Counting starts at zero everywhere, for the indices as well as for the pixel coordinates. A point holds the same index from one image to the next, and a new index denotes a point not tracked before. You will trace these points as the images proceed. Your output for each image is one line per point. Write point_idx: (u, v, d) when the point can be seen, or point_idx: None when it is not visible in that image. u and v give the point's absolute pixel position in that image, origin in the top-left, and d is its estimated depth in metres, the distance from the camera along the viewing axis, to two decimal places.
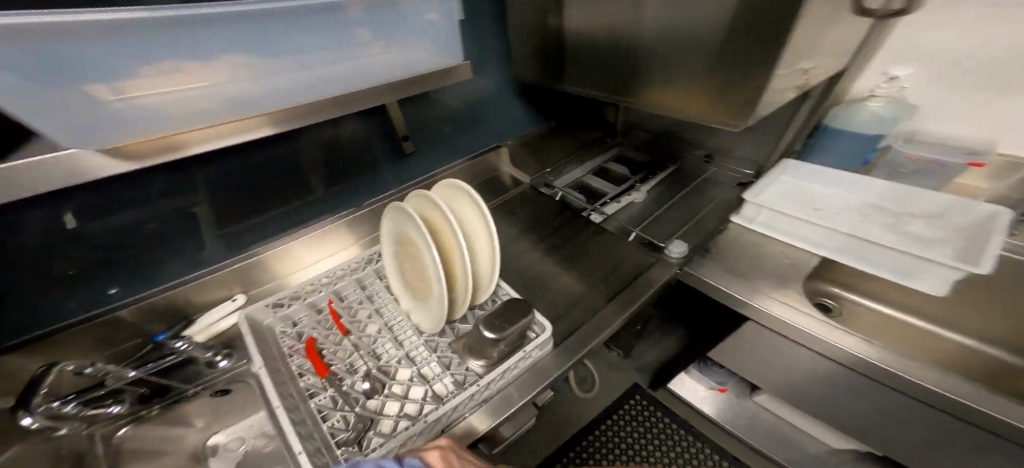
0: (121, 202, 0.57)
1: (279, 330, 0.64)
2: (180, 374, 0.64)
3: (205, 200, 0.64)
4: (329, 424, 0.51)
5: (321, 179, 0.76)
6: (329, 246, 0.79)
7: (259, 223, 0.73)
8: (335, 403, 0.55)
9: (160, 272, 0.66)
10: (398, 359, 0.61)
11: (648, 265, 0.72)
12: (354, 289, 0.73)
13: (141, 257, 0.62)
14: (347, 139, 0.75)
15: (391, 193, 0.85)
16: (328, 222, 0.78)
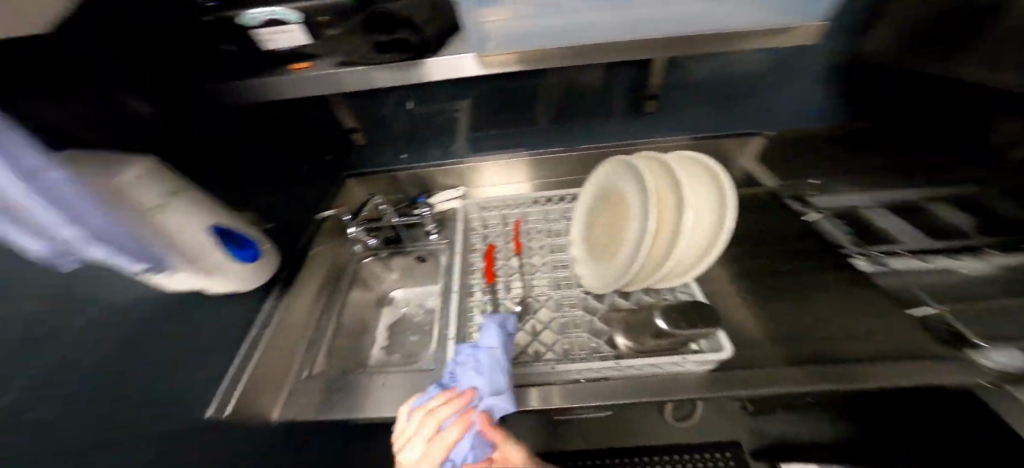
0: (431, 94, 0.84)
1: (476, 228, 0.85)
2: (410, 233, 0.92)
3: (471, 107, 0.86)
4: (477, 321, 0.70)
5: (554, 116, 0.86)
6: (529, 175, 0.93)
7: (494, 137, 0.92)
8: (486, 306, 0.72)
9: (430, 151, 0.94)
10: (549, 299, 0.71)
11: (890, 357, 0.53)
12: (539, 217, 0.85)
13: (427, 136, 0.91)
14: (591, 85, 0.80)
15: (604, 145, 0.89)
16: (537, 155, 0.90)
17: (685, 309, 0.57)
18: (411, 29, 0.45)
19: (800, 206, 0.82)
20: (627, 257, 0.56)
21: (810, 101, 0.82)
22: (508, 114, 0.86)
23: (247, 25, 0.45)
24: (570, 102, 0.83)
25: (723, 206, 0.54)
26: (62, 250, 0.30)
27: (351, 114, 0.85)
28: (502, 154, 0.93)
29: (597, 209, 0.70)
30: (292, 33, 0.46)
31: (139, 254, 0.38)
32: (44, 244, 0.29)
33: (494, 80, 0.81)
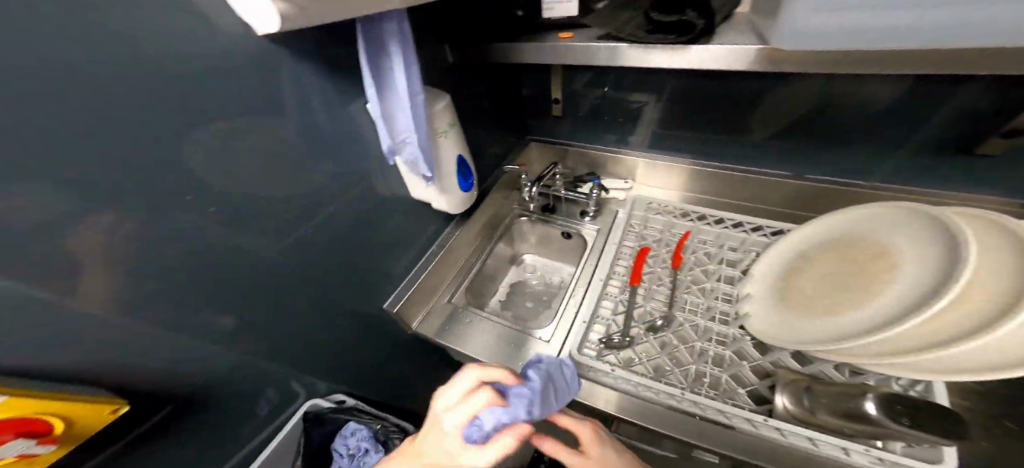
0: (631, 84, 0.82)
1: (634, 227, 0.82)
2: (567, 208, 0.97)
3: (669, 103, 0.81)
4: (610, 318, 0.69)
5: (771, 131, 0.73)
6: (710, 187, 0.85)
7: (681, 138, 0.84)
8: (622, 306, 0.70)
9: (608, 136, 0.94)
10: (693, 325, 0.64)
11: None
12: (712, 237, 0.74)
13: (612, 122, 0.91)
14: (842, 100, 0.64)
15: (825, 179, 0.74)
16: (726, 170, 0.82)
17: (913, 403, 0.44)
18: (698, 11, 0.44)
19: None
20: (889, 315, 0.44)
21: None
22: (719, 119, 0.77)
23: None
24: (811, 119, 0.69)
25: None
26: (393, 148, 0.48)
27: (561, 87, 0.90)
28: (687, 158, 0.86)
29: (816, 263, 0.60)
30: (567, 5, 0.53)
31: (429, 166, 0.50)
32: (390, 141, 0.47)
33: (717, 78, 0.72)
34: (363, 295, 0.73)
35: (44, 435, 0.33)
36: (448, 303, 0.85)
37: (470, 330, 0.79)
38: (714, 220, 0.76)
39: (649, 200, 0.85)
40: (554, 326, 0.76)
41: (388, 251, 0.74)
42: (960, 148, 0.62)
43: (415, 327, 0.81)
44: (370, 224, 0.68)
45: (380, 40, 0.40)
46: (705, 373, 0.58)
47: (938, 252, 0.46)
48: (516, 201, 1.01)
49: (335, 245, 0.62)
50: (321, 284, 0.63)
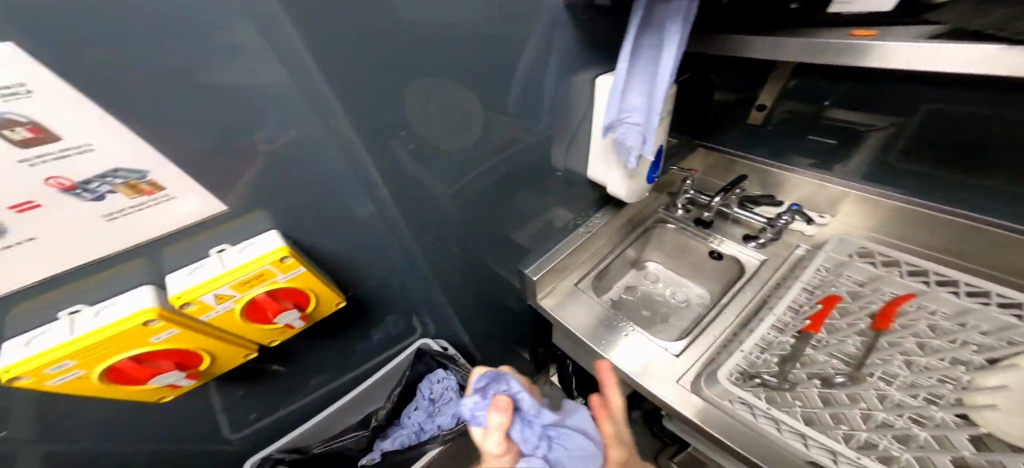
0: (847, 100, 0.68)
1: (824, 269, 0.68)
2: (720, 225, 0.88)
3: (905, 130, 0.65)
4: (767, 356, 0.59)
5: None
6: (941, 240, 0.68)
7: (909, 174, 0.69)
8: (784, 345, 0.59)
9: (794, 154, 0.82)
10: (878, 393, 0.51)
11: None
12: (945, 311, 0.58)
13: (807, 140, 0.78)
14: None
15: None
16: (981, 223, 0.64)
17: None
18: None
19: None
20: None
21: None
22: (977, 159, 0.60)
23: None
24: None
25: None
26: (614, 123, 0.50)
27: (773, 93, 0.76)
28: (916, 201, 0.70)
29: None
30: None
31: (643, 147, 0.49)
32: (613, 116, 0.49)
33: (997, 108, 0.55)
34: (498, 256, 0.78)
35: (303, 309, 0.49)
36: (574, 287, 0.85)
37: (591, 319, 0.78)
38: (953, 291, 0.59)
39: (859, 246, 0.70)
40: (686, 343, 0.70)
41: (534, 223, 0.78)
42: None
43: (541, 300, 0.83)
44: (530, 196, 0.72)
45: (659, 17, 0.40)
46: (881, 445, 0.46)
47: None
48: (663, 205, 0.94)
49: (499, 205, 0.68)
50: (476, 237, 0.70)
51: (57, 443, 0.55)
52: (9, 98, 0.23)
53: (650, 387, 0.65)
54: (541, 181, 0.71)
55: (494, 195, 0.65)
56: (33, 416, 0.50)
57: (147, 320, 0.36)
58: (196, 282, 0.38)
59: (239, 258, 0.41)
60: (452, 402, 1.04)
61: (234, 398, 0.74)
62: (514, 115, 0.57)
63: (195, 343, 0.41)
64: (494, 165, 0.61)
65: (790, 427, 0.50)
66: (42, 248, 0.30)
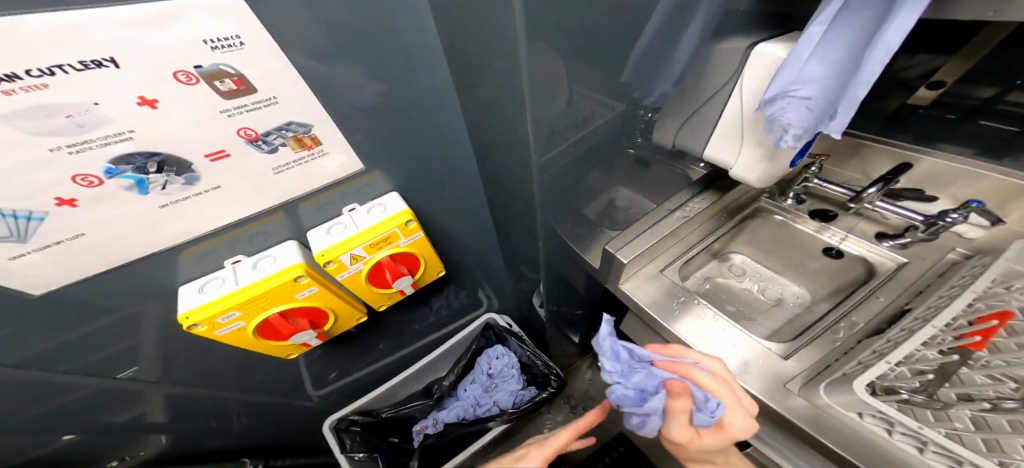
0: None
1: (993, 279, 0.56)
2: (840, 219, 0.78)
3: None
4: (905, 369, 0.50)
5: None
6: None
7: None
8: (931, 359, 0.49)
9: (950, 143, 0.69)
10: None
11: None
12: None
13: (973, 127, 0.66)
14: None
15: None
16: None
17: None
18: None
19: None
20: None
21: None
22: None
23: None
24: None
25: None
26: (781, 96, 0.42)
27: (953, 71, 0.63)
28: None
29: None
30: None
31: (806, 126, 0.43)
32: (776, 87, 0.42)
33: None
34: (583, 241, 0.73)
35: (415, 275, 0.51)
36: (661, 275, 0.78)
37: (678, 307, 0.72)
38: None
39: None
40: (795, 347, 0.62)
41: (625, 205, 0.73)
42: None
43: (622, 285, 0.77)
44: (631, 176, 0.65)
45: None
46: None
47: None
48: (767, 192, 0.86)
49: (598, 187, 0.63)
50: (569, 220, 0.65)
51: (174, 385, 0.61)
52: (228, 48, 0.30)
53: (753, 389, 0.59)
54: (644, 158, 0.64)
55: (595, 176, 0.60)
56: (158, 359, 0.55)
57: (296, 275, 0.46)
58: (333, 240, 0.42)
59: (370, 221, 0.43)
60: (510, 379, 1.04)
61: (317, 355, 0.77)
62: (640, 84, 0.49)
63: (326, 302, 0.51)
64: (605, 143, 0.54)
65: (940, 451, 0.43)
66: (222, 195, 0.40)
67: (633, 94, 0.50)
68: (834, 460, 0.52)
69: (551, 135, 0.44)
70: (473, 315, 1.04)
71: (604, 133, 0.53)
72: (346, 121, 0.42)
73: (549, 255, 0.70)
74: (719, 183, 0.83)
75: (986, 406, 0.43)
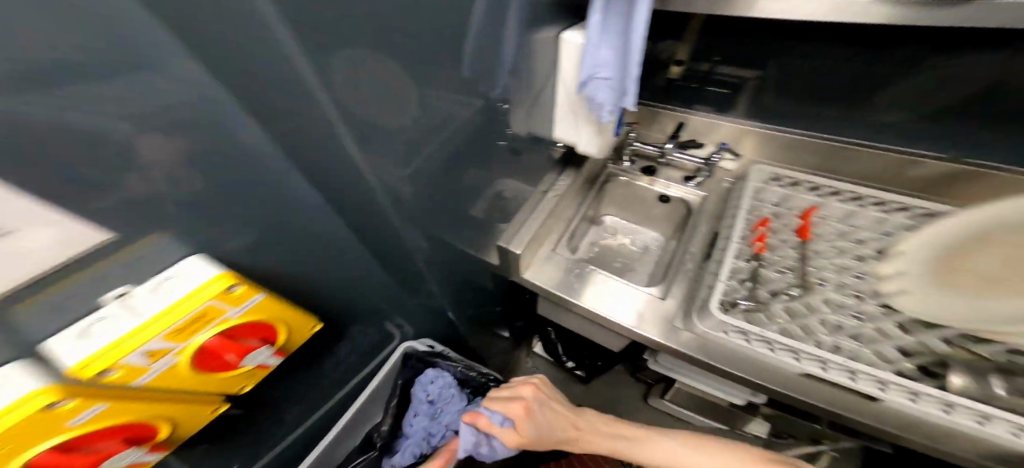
0: (739, 48, 0.82)
1: (758, 199, 0.80)
2: (661, 172, 0.96)
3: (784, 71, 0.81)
4: (735, 284, 0.68)
5: (895, 116, 0.77)
6: (840, 161, 0.83)
7: (797, 112, 0.85)
8: (745, 270, 0.70)
9: (711, 102, 0.93)
10: (823, 298, 0.64)
11: None
12: (855, 221, 0.72)
13: (720, 88, 0.90)
14: (988, 82, 0.66)
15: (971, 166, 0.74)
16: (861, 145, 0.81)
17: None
18: None
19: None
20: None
21: None
22: (840, 91, 0.78)
23: None
24: (947, 101, 0.71)
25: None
26: (591, 80, 0.49)
27: (687, 48, 0.87)
28: (808, 130, 0.86)
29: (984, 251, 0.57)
30: None
31: (614, 102, 0.50)
32: (584, 73, 0.48)
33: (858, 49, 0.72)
34: (478, 243, 0.73)
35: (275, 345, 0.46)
36: (552, 254, 0.85)
37: (573, 279, 0.80)
38: (863, 203, 0.74)
39: (777, 173, 0.82)
40: (666, 287, 0.77)
41: (508, 200, 0.75)
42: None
43: (525, 275, 0.82)
44: (501, 169, 0.66)
45: None
46: (845, 347, 0.58)
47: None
48: (611, 159, 0.99)
49: (477, 189, 0.63)
50: (457, 228, 0.64)
51: None
52: None
53: (652, 334, 0.71)
54: (513, 153, 0.67)
55: (471, 179, 0.59)
56: None
57: (50, 402, 0.26)
58: (108, 343, 0.30)
59: (160, 303, 0.33)
60: (453, 397, 1.00)
61: None
62: (490, 82, 0.49)
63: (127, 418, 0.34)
64: (471, 144, 0.54)
65: (782, 345, 0.60)
66: None
67: (485, 92, 0.50)
68: (718, 370, 0.68)
69: (414, 146, 0.43)
70: (386, 351, 0.94)
71: (467, 136, 0.51)
72: (92, 195, 0.26)
73: (445, 264, 0.68)
74: (572, 160, 0.92)
75: (784, 296, 0.65)
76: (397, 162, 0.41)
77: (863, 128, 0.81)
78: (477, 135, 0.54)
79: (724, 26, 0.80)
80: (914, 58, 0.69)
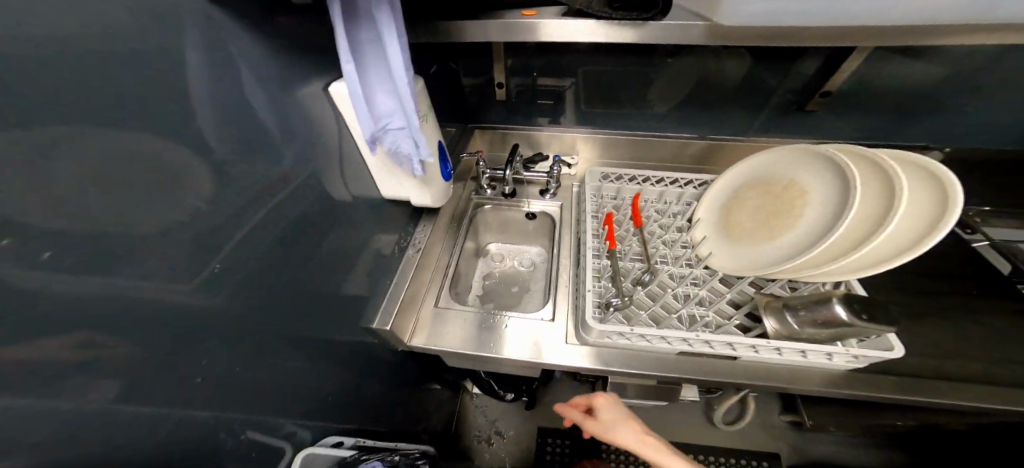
0: (548, 68, 0.90)
1: (599, 198, 0.88)
2: (521, 191, 1.00)
3: (587, 82, 0.92)
4: (599, 285, 0.73)
5: (676, 105, 0.92)
6: (650, 150, 0.99)
7: (611, 114, 0.97)
8: (603, 270, 0.75)
9: (544, 119, 1.02)
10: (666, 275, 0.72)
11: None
12: (672, 199, 0.85)
13: (547, 104, 0.98)
14: (721, 74, 0.84)
15: (736, 138, 0.94)
16: (660, 135, 0.98)
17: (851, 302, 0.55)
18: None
19: (962, 232, 0.80)
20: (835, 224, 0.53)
21: (964, 121, 0.81)
22: (633, 94, 0.92)
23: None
24: (703, 90, 0.88)
25: (947, 205, 0.49)
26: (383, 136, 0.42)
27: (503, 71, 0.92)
28: (621, 130, 1.00)
29: (740, 209, 0.68)
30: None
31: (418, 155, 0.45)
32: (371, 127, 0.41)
33: (629, 55, 0.84)
34: (354, 316, 0.63)
35: None
36: (435, 308, 0.79)
37: (461, 328, 0.76)
38: (676, 182, 0.86)
39: (607, 172, 0.93)
40: (551, 306, 0.77)
41: (374, 259, 0.67)
42: (799, 106, 0.85)
43: (414, 344, 0.74)
44: (344, 244, 0.58)
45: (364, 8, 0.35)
46: (699, 316, 0.65)
47: (870, 183, 0.56)
48: (473, 190, 0.99)
49: (325, 264, 0.54)
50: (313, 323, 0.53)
51: None
52: None
53: (556, 361, 0.69)
54: (356, 212, 0.59)
55: (313, 254, 0.50)
56: None
57: None
58: None
59: None
60: None
61: None
62: (280, 152, 0.41)
63: None
64: (292, 223, 0.45)
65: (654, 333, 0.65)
66: None
67: (279, 166, 0.42)
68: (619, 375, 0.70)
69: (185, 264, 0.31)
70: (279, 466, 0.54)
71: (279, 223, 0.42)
72: None
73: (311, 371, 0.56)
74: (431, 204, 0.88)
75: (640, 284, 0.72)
76: (165, 288, 0.30)
77: (661, 120, 0.96)
78: (295, 212, 0.45)
79: (525, 53, 0.88)
80: (671, 59, 0.84)
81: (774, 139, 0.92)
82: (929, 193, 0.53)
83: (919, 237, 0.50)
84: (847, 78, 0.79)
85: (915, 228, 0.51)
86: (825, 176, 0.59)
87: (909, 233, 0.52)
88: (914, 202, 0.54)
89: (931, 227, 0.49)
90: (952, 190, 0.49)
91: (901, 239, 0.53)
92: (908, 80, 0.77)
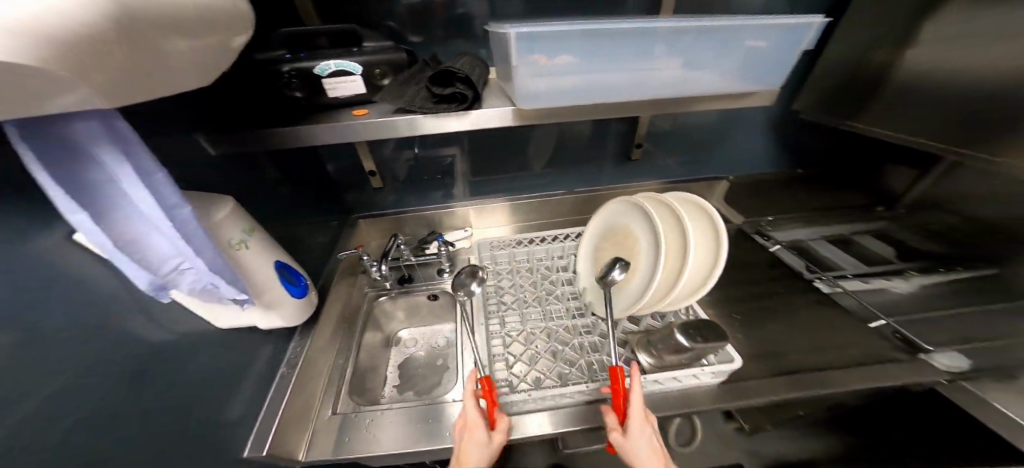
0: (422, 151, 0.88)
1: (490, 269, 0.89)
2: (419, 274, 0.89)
3: (469, 154, 0.92)
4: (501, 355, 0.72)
5: (546, 161, 0.96)
6: (534, 208, 1.03)
7: (490, 180, 0.98)
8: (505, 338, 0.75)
9: (427, 198, 0.97)
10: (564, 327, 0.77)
11: (853, 343, 0.76)
12: (551, 256, 0.91)
13: (425, 179, 0.94)
14: (577, 130, 0.92)
15: (603, 186, 1.03)
16: (542, 194, 1.02)
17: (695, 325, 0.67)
18: (464, 84, 0.51)
19: (764, 240, 1.04)
20: (652, 263, 0.67)
21: (752, 150, 1.05)
22: (507, 160, 0.95)
23: (318, 75, 0.49)
24: (564, 147, 0.94)
25: (721, 251, 0.67)
26: (163, 282, 0.32)
27: (369, 159, 0.85)
28: (506, 195, 1.01)
29: (602, 255, 0.79)
30: (356, 84, 0.51)
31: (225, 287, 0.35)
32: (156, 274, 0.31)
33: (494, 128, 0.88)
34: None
35: None
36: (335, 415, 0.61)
37: (376, 431, 0.59)
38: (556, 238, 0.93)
39: (491, 240, 0.93)
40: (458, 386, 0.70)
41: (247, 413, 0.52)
42: (629, 155, 0.99)
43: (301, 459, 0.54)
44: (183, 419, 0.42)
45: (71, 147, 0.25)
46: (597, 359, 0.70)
47: (673, 231, 0.70)
48: (368, 284, 0.85)
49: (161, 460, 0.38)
50: None
51: None
52: None
53: None
54: (217, 365, 0.46)
55: (144, 452, 0.36)
56: None
57: None
58: None
59: None
60: None
61: None
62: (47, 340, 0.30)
63: None
64: (88, 432, 0.32)
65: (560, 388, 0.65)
66: None
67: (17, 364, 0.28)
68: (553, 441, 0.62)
69: None
70: None
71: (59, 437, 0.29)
72: None
73: None
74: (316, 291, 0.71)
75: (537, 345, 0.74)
76: None
77: (539, 177, 1.00)
78: (87, 410, 0.32)
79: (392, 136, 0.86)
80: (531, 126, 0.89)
81: (633, 182, 1.05)
82: (711, 237, 0.70)
83: (706, 278, 0.67)
84: (666, 128, 0.95)
85: (712, 253, 0.68)
86: (640, 221, 0.72)
87: (703, 271, 0.69)
88: (702, 243, 0.70)
89: (713, 271, 0.66)
90: (723, 239, 0.66)
91: (702, 270, 0.69)
92: (707, 126, 0.97)
